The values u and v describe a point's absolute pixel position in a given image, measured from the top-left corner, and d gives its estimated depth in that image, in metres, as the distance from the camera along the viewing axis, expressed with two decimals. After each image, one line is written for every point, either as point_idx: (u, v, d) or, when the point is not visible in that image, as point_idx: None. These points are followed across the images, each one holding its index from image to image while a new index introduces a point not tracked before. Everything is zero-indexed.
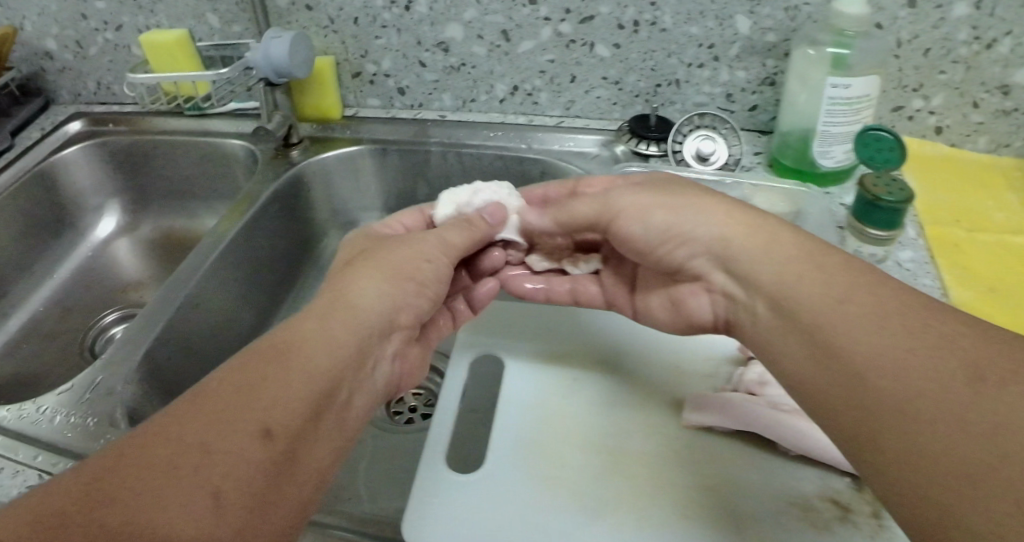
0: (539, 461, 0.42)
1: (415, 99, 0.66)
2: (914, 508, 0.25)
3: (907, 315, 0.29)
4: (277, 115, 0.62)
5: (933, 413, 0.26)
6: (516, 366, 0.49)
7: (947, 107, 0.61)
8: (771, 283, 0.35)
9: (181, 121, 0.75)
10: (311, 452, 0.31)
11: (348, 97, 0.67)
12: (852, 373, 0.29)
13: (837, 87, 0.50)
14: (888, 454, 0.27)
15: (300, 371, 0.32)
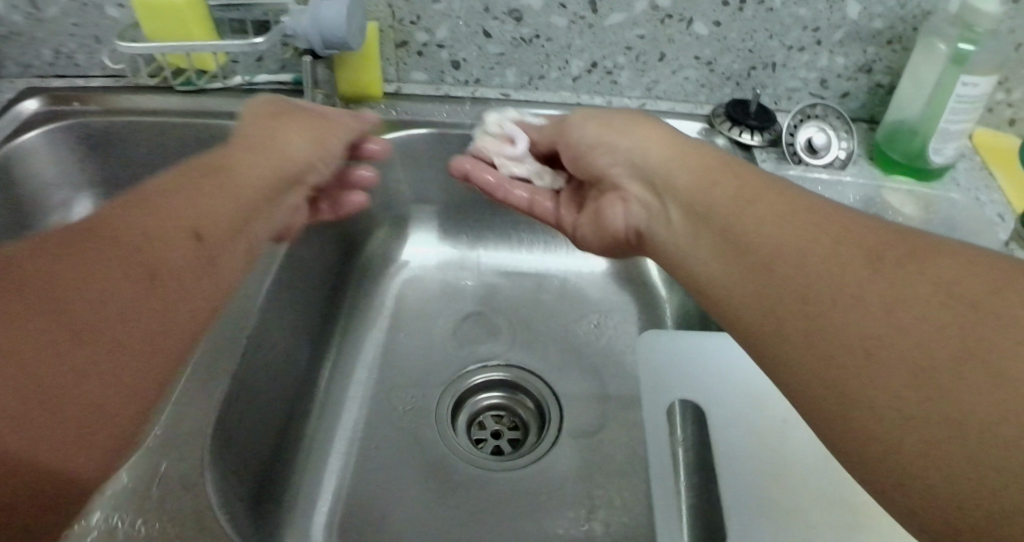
0: (790, 526, 0.42)
1: (471, 74, 0.62)
2: (844, 410, 0.25)
3: (814, 215, 0.31)
4: (319, 93, 0.57)
5: (851, 303, 0.26)
6: (720, 418, 0.48)
7: (1023, 101, 0.60)
8: (688, 191, 0.38)
9: (169, 100, 0.62)
10: (183, 300, 0.29)
11: (388, 70, 0.61)
12: (787, 290, 0.29)
13: (965, 85, 0.52)
14: (813, 341, 0.27)
15: (173, 218, 0.30)
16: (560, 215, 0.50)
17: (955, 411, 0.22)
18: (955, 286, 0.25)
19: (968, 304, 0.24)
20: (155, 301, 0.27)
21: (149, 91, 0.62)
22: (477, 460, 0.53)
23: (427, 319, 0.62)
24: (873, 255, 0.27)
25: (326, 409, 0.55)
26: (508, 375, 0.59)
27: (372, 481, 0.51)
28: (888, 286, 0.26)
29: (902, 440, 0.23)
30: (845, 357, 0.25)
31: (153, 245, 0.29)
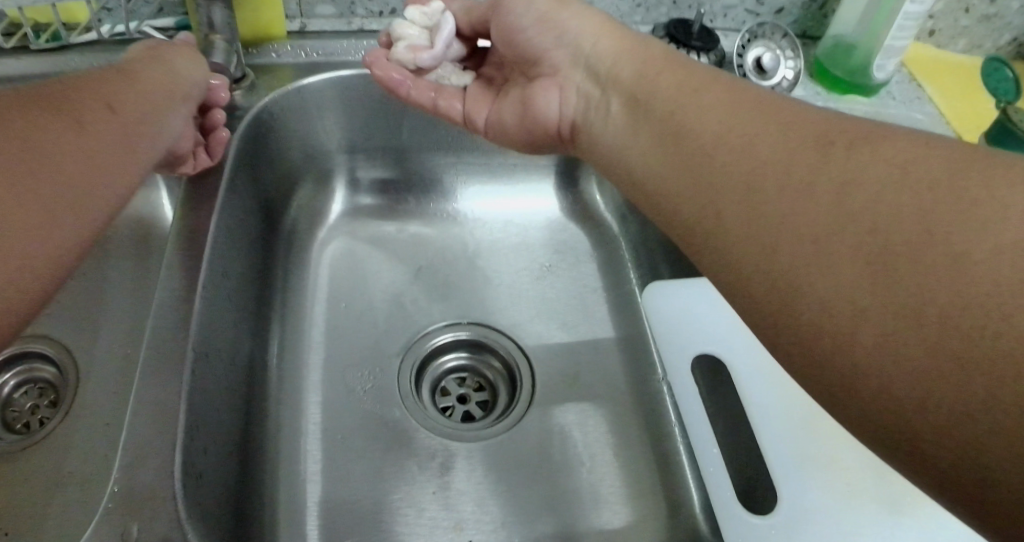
0: (811, 466, 0.45)
1: (386, 4, 0.60)
2: (754, 269, 0.27)
3: (739, 97, 0.33)
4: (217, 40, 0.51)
5: (765, 169, 0.29)
6: (742, 366, 0.50)
7: (944, 12, 0.62)
8: (631, 81, 0.39)
9: (23, 60, 0.54)
10: (66, 194, 0.32)
11: (291, 6, 0.58)
12: (736, 185, 0.29)
13: (913, 3, 0.51)
14: (734, 207, 0.29)
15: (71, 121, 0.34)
16: (470, 113, 0.51)
17: (917, 298, 0.21)
18: (912, 170, 0.24)
19: (921, 183, 0.24)
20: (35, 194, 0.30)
21: (2, 54, 0.55)
22: (448, 428, 0.52)
23: (367, 274, 0.59)
24: (822, 140, 0.28)
25: (287, 390, 0.52)
26: (468, 334, 0.58)
27: (356, 459, 0.49)
28: (839, 172, 0.26)
29: (856, 333, 0.22)
30: (793, 248, 0.26)
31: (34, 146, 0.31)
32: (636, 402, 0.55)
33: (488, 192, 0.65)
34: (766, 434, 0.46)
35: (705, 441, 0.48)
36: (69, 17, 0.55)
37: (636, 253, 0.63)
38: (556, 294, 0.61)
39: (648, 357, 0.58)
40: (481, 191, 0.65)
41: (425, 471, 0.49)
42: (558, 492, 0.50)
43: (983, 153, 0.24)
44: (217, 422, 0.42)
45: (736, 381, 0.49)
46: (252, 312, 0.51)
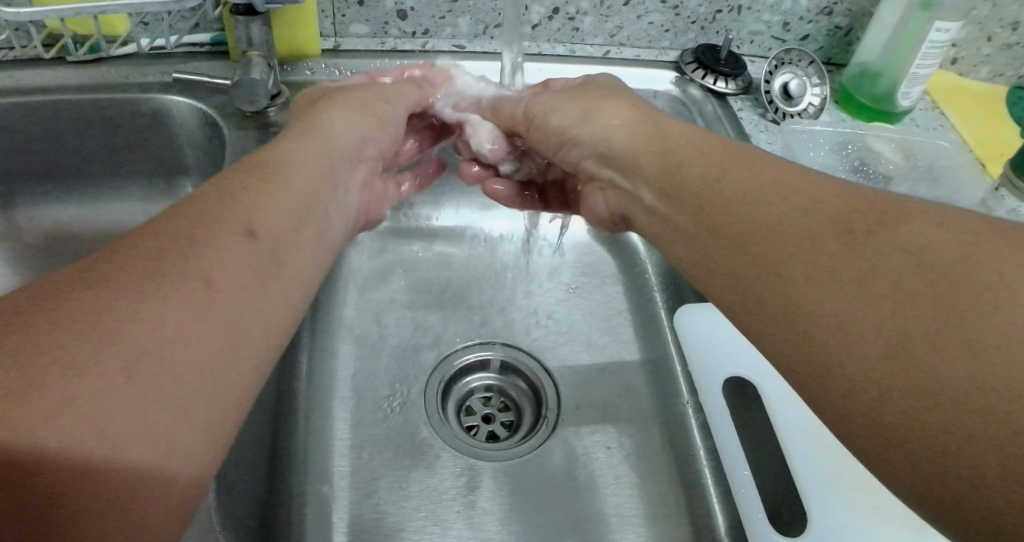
0: (842, 487, 0.44)
1: (419, 26, 0.62)
2: (794, 355, 0.27)
3: (764, 174, 0.34)
4: (255, 56, 0.55)
5: (793, 253, 0.29)
6: (771, 390, 0.49)
7: (965, 41, 0.62)
8: (659, 174, 0.40)
9: (66, 71, 0.58)
10: (230, 287, 0.30)
11: (325, 25, 0.61)
12: (763, 263, 0.30)
13: (938, 31, 0.52)
14: (770, 294, 0.29)
15: (247, 202, 0.34)
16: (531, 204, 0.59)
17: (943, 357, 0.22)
18: (929, 254, 0.25)
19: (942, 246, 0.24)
20: (259, 262, 0.32)
21: (44, 64, 0.58)
22: (472, 449, 0.53)
23: (396, 294, 0.61)
24: (843, 226, 0.28)
25: (316, 407, 0.53)
26: (499, 355, 0.59)
27: (382, 478, 0.50)
28: (863, 251, 0.26)
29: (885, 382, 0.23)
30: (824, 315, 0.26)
31: (205, 238, 0.30)
32: (660, 426, 0.55)
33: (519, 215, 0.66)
34: (795, 456, 0.45)
35: (737, 463, 0.47)
36: (108, 30, 0.57)
37: (660, 273, 0.63)
38: (583, 316, 0.62)
39: (674, 378, 0.58)
40: (506, 211, 0.66)
41: (450, 488, 0.50)
42: (579, 514, 0.50)
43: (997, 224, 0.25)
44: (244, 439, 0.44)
45: (766, 403, 0.48)
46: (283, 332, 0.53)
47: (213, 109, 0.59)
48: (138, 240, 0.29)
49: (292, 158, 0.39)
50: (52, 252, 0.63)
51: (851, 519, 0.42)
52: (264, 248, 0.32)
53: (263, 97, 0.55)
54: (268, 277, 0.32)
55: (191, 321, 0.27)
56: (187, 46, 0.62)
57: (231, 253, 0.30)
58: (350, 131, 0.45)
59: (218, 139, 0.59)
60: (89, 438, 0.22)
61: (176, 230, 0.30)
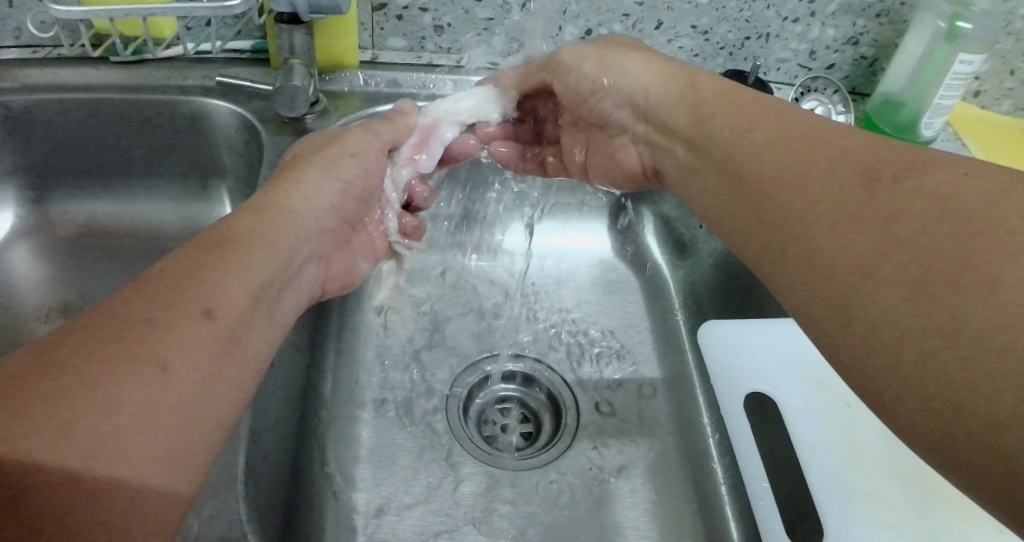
0: (864, 504, 0.43)
1: (455, 41, 0.64)
2: (823, 304, 0.28)
3: (796, 123, 0.35)
4: (297, 63, 0.57)
5: (815, 197, 0.31)
6: (792, 405, 0.49)
7: (989, 73, 0.63)
8: (690, 127, 0.42)
9: (112, 70, 0.61)
10: (181, 362, 0.30)
11: (364, 37, 0.63)
12: (794, 226, 0.31)
13: (962, 63, 0.53)
14: (795, 240, 0.31)
15: (210, 282, 0.34)
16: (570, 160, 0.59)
17: (956, 318, 0.22)
18: (955, 202, 0.25)
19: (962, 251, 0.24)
20: (210, 341, 0.32)
21: (95, 63, 0.61)
22: (489, 454, 0.54)
23: (419, 301, 0.62)
24: (869, 173, 0.29)
25: (339, 408, 0.54)
26: (522, 367, 0.60)
27: (402, 477, 0.51)
28: (886, 204, 0.27)
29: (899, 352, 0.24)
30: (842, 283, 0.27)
31: (156, 314, 0.30)
32: (676, 442, 0.56)
33: (547, 228, 0.68)
34: (815, 469, 0.45)
35: (757, 472, 0.46)
36: (155, 32, 0.61)
37: (683, 293, 0.65)
38: (605, 330, 0.62)
39: (693, 397, 0.59)
40: (550, 225, 0.68)
41: (469, 494, 0.51)
42: (594, 524, 0.50)
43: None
44: (270, 435, 0.45)
45: (784, 416, 0.48)
46: (310, 334, 0.54)
47: (252, 115, 0.61)
48: (101, 316, 0.30)
49: (262, 233, 0.40)
50: (88, 245, 0.65)
51: (867, 535, 0.42)
52: (222, 328, 0.33)
53: (302, 104, 0.58)
54: (224, 356, 0.32)
55: (149, 396, 0.28)
56: (229, 52, 0.65)
57: (185, 326, 0.31)
58: (315, 202, 0.46)
59: (255, 143, 0.62)
60: (48, 498, 0.24)
61: (140, 305, 0.31)
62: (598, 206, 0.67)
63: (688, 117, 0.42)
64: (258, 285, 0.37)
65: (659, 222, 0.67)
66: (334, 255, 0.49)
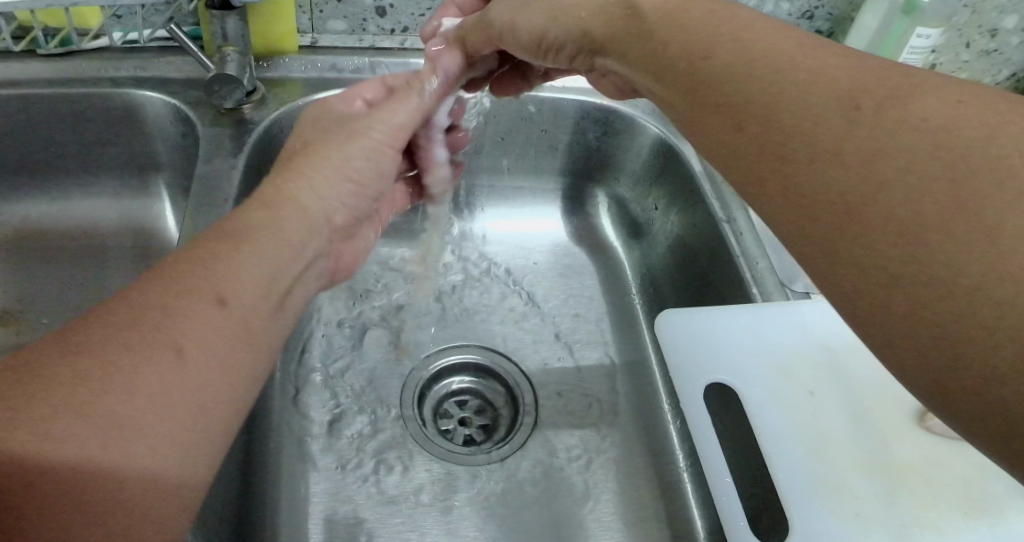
0: (833, 496, 0.42)
1: (399, 22, 0.60)
2: (811, 250, 0.25)
3: (760, 37, 0.29)
4: (232, 51, 0.53)
5: (800, 130, 0.26)
6: (753, 394, 0.47)
7: (946, 46, 0.62)
8: (641, 59, 0.35)
9: (34, 64, 0.56)
10: (199, 350, 0.29)
11: (303, 21, 0.59)
12: (766, 156, 0.27)
13: (918, 37, 0.54)
14: (769, 180, 0.27)
15: (193, 281, 0.31)
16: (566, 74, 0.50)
17: (950, 268, 0.20)
18: (946, 134, 0.22)
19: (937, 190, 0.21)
20: (181, 380, 0.28)
21: (12, 56, 0.56)
22: (445, 452, 0.51)
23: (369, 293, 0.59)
24: (847, 102, 0.25)
25: (288, 407, 0.51)
26: (478, 358, 0.57)
27: (355, 483, 0.48)
28: (871, 138, 0.23)
29: (891, 302, 0.22)
30: (827, 229, 0.24)
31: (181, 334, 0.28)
32: (641, 429, 0.54)
33: (495, 213, 0.65)
34: (777, 460, 0.43)
35: (719, 464, 0.44)
36: (80, 22, 0.56)
37: (640, 275, 0.63)
38: (565, 318, 0.60)
39: (654, 382, 0.57)
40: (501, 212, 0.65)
41: (427, 493, 0.48)
42: (563, 521, 0.48)
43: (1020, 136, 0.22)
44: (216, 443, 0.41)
45: (746, 408, 0.46)
46: None
47: (187, 106, 0.57)
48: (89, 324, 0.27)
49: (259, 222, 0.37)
50: (15, 252, 0.60)
51: (834, 527, 0.40)
52: (235, 315, 0.31)
53: (236, 94, 0.54)
54: (238, 344, 0.31)
55: (89, 459, 0.24)
56: (160, 40, 0.60)
57: (145, 391, 0.26)
58: (327, 199, 0.43)
59: (192, 135, 0.57)
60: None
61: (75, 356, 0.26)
62: (551, 188, 0.66)
63: (636, 45, 0.35)
64: (253, 323, 0.32)
65: (612, 205, 0.66)
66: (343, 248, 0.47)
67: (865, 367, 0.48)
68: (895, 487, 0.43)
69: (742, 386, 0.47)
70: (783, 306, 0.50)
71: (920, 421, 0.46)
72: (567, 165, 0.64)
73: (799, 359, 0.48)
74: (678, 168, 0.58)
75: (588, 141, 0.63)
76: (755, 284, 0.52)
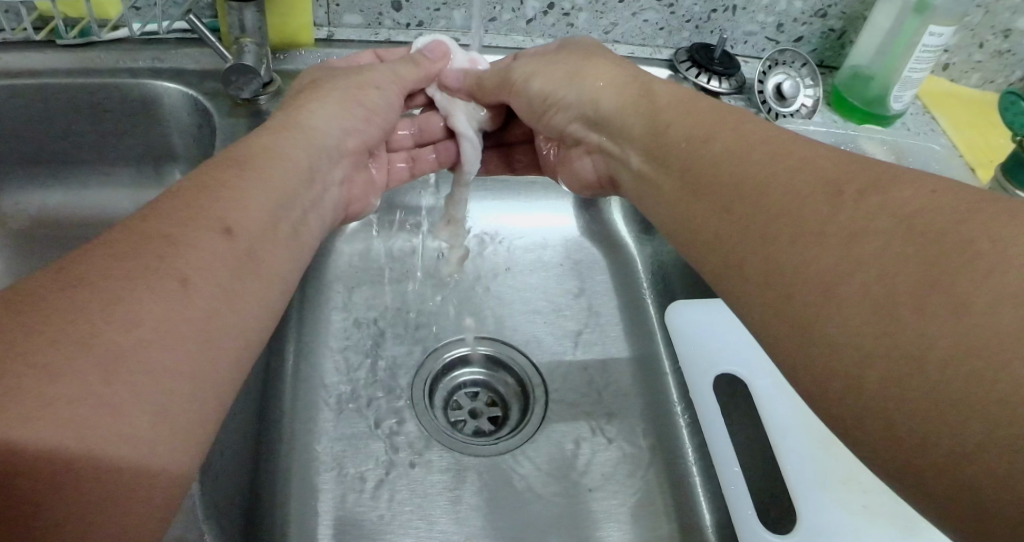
0: (840, 487, 0.44)
1: (414, 17, 0.61)
2: (784, 306, 0.27)
3: (752, 135, 0.34)
4: (249, 44, 0.54)
5: (781, 207, 0.30)
6: (762, 386, 0.49)
7: (959, 46, 0.62)
8: (646, 137, 0.41)
9: (54, 55, 0.57)
10: (200, 273, 0.29)
11: (318, 15, 0.60)
12: (755, 226, 0.31)
13: (931, 35, 0.52)
14: (754, 246, 0.30)
15: (212, 201, 0.33)
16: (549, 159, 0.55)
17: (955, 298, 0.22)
18: (932, 203, 0.25)
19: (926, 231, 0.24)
20: (186, 307, 0.28)
21: (35, 47, 0.57)
22: (456, 442, 0.53)
23: (381, 286, 0.60)
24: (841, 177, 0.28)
25: (302, 397, 0.53)
26: (490, 351, 0.59)
27: (374, 468, 0.50)
28: (859, 205, 0.27)
29: (854, 356, 0.24)
30: (816, 271, 0.26)
31: (187, 265, 0.29)
32: (646, 423, 0.55)
33: (501, 208, 0.66)
34: (786, 451, 0.45)
35: (728, 455, 0.46)
36: (99, 12, 0.57)
37: (650, 270, 0.64)
38: (576, 313, 0.61)
39: (662, 377, 0.59)
40: (504, 205, 0.66)
41: (437, 482, 0.50)
42: (571, 510, 0.50)
43: (989, 198, 0.25)
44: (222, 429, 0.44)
45: (755, 400, 0.48)
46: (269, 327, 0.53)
47: (203, 97, 0.58)
48: (105, 252, 0.28)
49: (275, 151, 0.39)
50: (38, 238, 0.62)
51: (841, 518, 0.42)
52: (241, 246, 0.33)
53: (252, 84, 0.55)
54: (247, 275, 0.32)
55: (90, 393, 0.24)
56: (178, 32, 0.61)
57: (151, 319, 0.27)
58: (330, 124, 0.45)
59: (209, 126, 0.59)
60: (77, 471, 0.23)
61: (82, 285, 0.26)
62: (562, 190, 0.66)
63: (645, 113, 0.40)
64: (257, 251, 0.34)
65: (624, 200, 0.66)
66: (355, 177, 0.50)
67: None
68: None
69: (752, 380, 0.49)
70: None
71: None
72: None
73: None
74: None
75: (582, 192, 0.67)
76: None
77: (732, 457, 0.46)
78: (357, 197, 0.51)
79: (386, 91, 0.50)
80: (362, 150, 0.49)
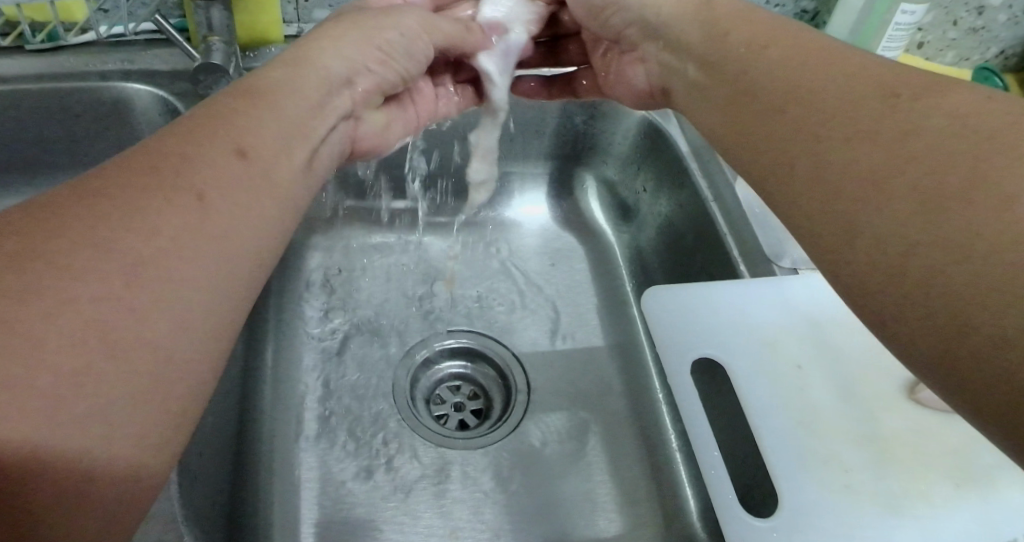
0: (825, 468, 0.42)
1: None
2: (814, 242, 0.28)
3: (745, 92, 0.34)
4: (218, 42, 0.53)
5: (792, 158, 0.30)
6: (740, 367, 0.46)
7: (932, 24, 0.63)
8: None
9: (18, 59, 0.54)
10: (217, 190, 0.28)
11: (288, 11, 0.59)
12: (775, 171, 0.31)
13: (904, 13, 0.55)
14: (774, 191, 0.31)
15: (225, 129, 0.30)
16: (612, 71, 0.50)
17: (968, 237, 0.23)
18: None
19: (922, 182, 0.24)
20: (202, 225, 0.26)
21: (0, 52, 0.55)
22: (437, 436, 0.51)
23: (359, 280, 0.59)
24: None
25: (279, 398, 0.51)
26: (469, 342, 0.57)
27: (355, 465, 0.49)
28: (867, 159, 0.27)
29: (904, 273, 0.24)
30: (833, 215, 0.27)
31: (201, 184, 0.27)
32: (630, 410, 0.55)
33: (519, 199, 0.66)
34: (765, 434, 0.43)
35: (707, 437, 0.43)
36: (65, 15, 0.55)
37: (629, 256, 0.63)
38: (557, 303, 0.60)
39: (645, 364, 0.58)
40: (525, 196, 0.66)
41: (419, 477, 0.49)
42: (562, 499, 0.49)
43: (980, 152, 0.24)
44: (205, 427, 0.42)
45: (734, 383, 0.45)
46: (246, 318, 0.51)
47: (174, 96, 0.56)
48: (120, 169, 0.26)
49: (288, 79, 0.36)
50: None
51: (822, 500, 0.40)
52: (257, 169, 0.30)
53: (222, 83, 0.53)
54: (262, 195, 0.30)
55: (98, 322, 0.22)
56: (147, 33, 0.59)
57: (170, 231, 0.25)
58: (352, 59, 0.40)
59: None
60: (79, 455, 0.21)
61: (96, 199, 0.25)
62: (539, 173, 0.66)
63: None
64: (271, 184, 0.31)
65: (599, 187, 0.66)
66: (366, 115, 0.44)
67: (854, 337, 0.48)
68: (884, 463, 0.42)
69: (731, 361, 0.47)
70: (770, 281, 0.50)
71: (909, 393, 0.45)
72: (553, 148, 0.65)
73: (784, 336, 0.48)
74: (666, 150, 0.59)
75: (578, 171, 0.66)
76: (744, 262, 0.52)
77: (711, 439, 0.43)
78: (368, 138, 0.45)
79: (410, 37, 0.43)
80: (376, 91, 0.44)
